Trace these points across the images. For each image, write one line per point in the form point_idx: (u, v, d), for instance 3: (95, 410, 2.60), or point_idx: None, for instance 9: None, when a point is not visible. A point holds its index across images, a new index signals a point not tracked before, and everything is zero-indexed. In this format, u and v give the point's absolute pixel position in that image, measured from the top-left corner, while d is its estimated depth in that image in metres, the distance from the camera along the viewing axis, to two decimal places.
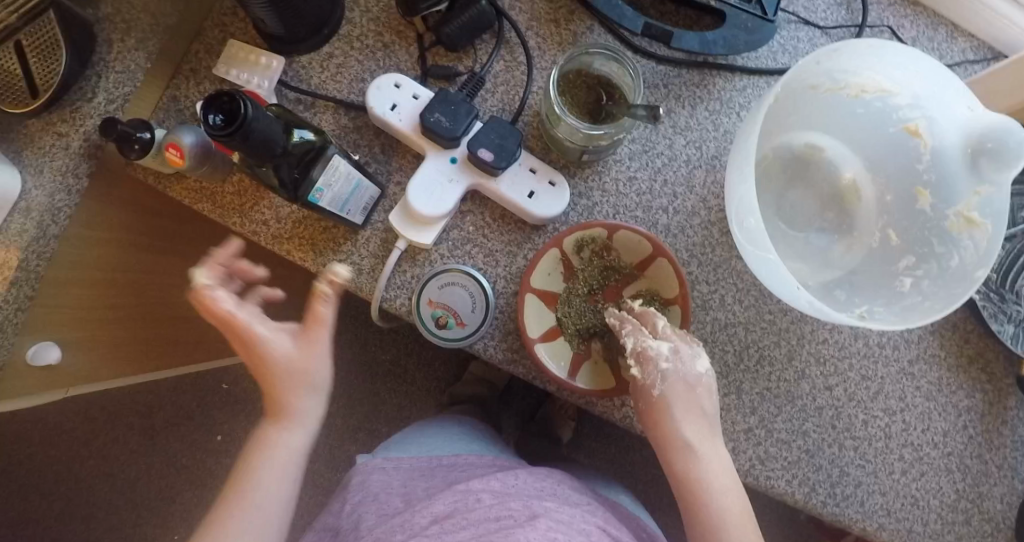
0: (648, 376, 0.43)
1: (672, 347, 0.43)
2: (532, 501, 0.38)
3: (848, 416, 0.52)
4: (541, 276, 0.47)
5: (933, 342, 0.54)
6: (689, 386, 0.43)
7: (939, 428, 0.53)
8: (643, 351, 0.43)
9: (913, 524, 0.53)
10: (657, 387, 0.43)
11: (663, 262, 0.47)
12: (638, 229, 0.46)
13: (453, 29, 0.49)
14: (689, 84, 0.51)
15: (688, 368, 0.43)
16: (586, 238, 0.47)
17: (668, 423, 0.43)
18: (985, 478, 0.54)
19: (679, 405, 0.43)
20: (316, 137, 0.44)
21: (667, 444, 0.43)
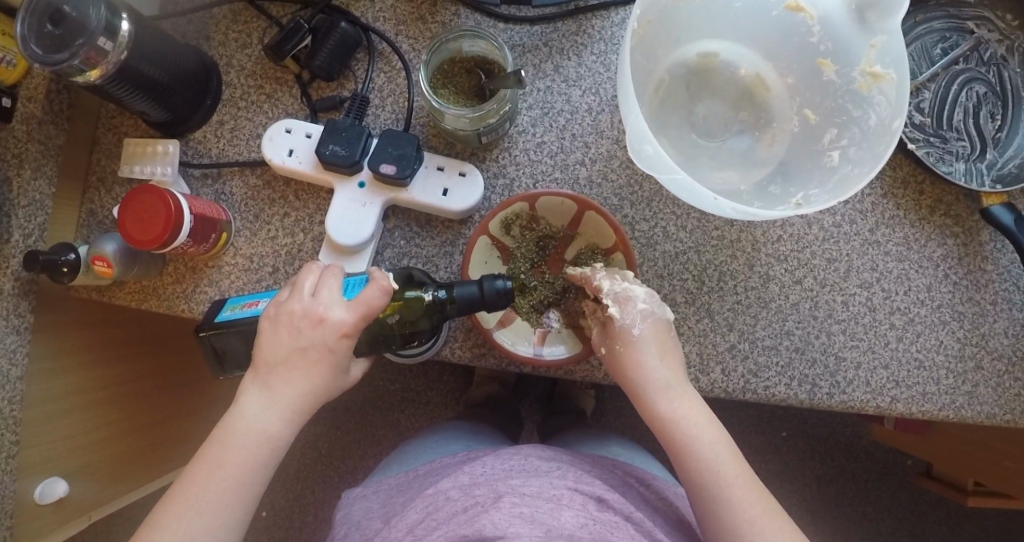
0: (626, 319, 0.42)
1: (648, 293, 0.43)
2: (498, 484, 0.39)
3: (827, 303, 0.52)
4: (479, 265, 0.47)
5: (889, 204, 0.53)
6: (661, 330, 0.43)
7: (921, 285, 0.53)
8: (621, 296, 0.42)
9: (925, 386, 0.52)
10: (635, 328, 0.42)
11: (594, 213, 0.46)
12: (556, 191, 0.46)
13: (323, 60, 0.49)
14: (568, 34, 0.51)
15: (659, 313, 0.43)
16: (509, 216, 0.47)
17: (643, 366, 0.41)
18: (983, 319, 0.53)
19: (654, 346, 0.42)
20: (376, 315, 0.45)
21: (646, 388, 0.41)
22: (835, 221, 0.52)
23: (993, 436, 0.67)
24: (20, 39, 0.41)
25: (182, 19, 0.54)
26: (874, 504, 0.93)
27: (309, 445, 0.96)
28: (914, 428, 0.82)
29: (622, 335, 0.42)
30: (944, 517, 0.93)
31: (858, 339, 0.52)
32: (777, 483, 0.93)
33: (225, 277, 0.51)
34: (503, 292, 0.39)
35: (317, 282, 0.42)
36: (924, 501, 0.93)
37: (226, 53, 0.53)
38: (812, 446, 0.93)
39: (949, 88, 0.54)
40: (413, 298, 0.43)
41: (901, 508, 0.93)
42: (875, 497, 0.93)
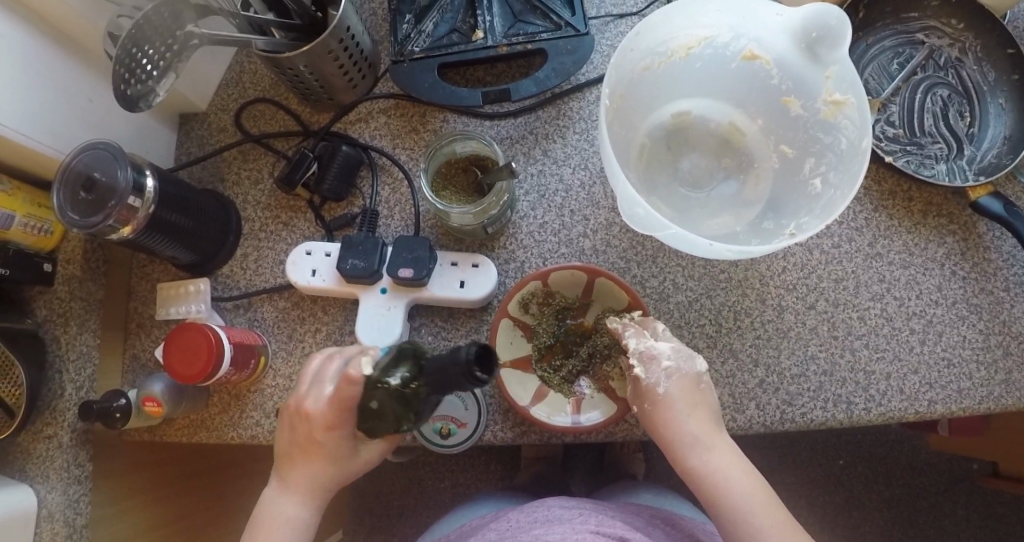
0: (650, 380, 0.44)
1: (671, 347, 0.45)
2: (523, 534, 0.46)
3: (844, 321, 0.53)
4: (505, 345, 0.49)
5: (882, 215, 0.56)
6: (691, 385, 0.44)
7: (931, 286, 0.54)
8: (647, 356, 0.45)
9: (959, 383, 0.52)
10: (662, 386, 0.44)
11: (604, 279, 0.48)
12: (565, 265, 0.49)
13: (331, 183, 0.53)
14: (549, 119, 0.55)
15: (688, 368, 0.45)
16: (524, 295, 0.49)
17: (675, 419, 0.43)
18: (1000, 306, 0.54)
19: (684, 402, 0.43)
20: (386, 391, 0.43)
21: (678, 441, 0.43)
22: (834, 242, 0.54)
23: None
24: (58, 209, 0.45)
25: (197, 166, 0.59)
26: (950, 517, 0.91)
27: None
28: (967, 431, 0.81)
29: (649, 394, 0.44)
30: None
31: (883, 350, 0.53)
32: (845, 512, 0.91)
33: (267, 398, 0.53)
34: (464, 360, 0.30)
35: (319, 371, 0.43)
36: (1000, 501, 0.90)
37: (241, 191, 0.58)
38: (872, 470, 0.92)
39: (914, 97, 0.57)
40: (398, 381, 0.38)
41: (977, 512, 0.91)
42: (948, 510, 0.91)
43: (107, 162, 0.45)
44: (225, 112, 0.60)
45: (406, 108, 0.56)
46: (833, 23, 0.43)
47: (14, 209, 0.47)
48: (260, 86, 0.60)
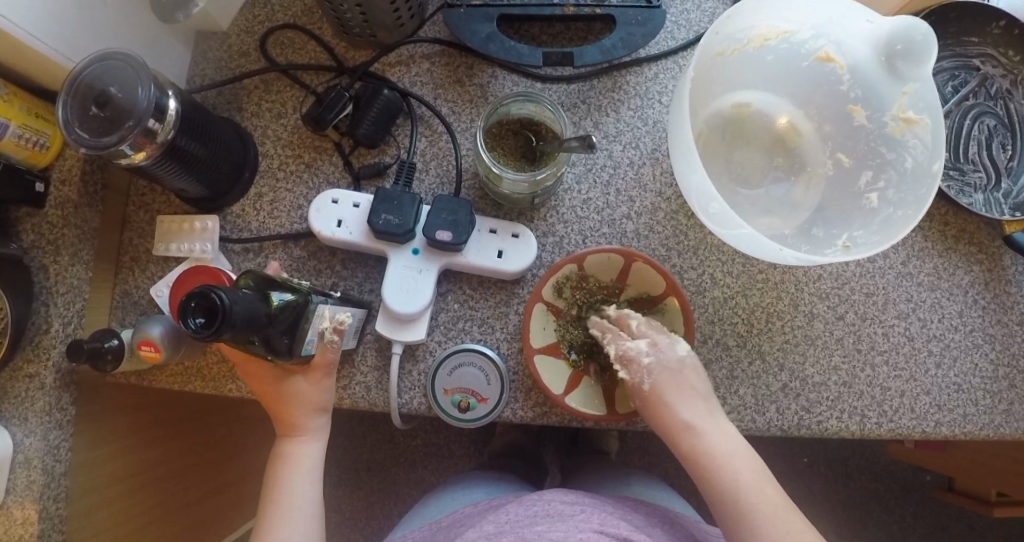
0: (635, 377, 0.44)
1: (649, 341, 0.44)
2: (524, 530, 0.45)
3: (869, 335, 0.53)
4: (539, 331, 0.47)
5: (917, 236, 0.56)
6: (675, 368, 0.43)
7: (953, 312, 0.54)
8: (626, 354, 0.44)
9: (966, 409, 0.53)
10: (647, 382, 0.43)
11: (643, 264, 0.47)
12: (603, 249, 0.47)
13: (367, 128, 0.49)
14: (604, 91, 0.52)
15: (669, 355, 0.43)
16: (558, 280, 0.48)
17: (663, 407, 0.43)
18: (1012, 339, 0.55)
19: (669, 389, 0.43)
20: (295, 295, 0.39)
21: (667, 428, 0.43)
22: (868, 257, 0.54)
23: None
24: (62, 122, 0.40)
25: (212, 91, 0.53)
26: (899, 522, 0.94)
27: (331, 514, 0.94)
28: (939, 451, 0.83)
29: (637, 391, 0.44)
30: (969, 530, 0.94)
31: (901, 370, 0.53)
32: (802, 507, 0.92)
33: None
34: (178, 305, 0.33)
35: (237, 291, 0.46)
36: (948, 515, 0.94)
37: (260, 123, 0.53)
38: (833, 470, 0.93)
39: (962, 122, 0.57)
40: (280, 300, 0.38)
41: (927, 523, 0.94)
42: (898, 515, 0.94)
43: (128, 78, 0.40)
44: (249, 35, 0.54)
45: (452, 57, 0.52)
46: (919, 39, 0.41)
47: (8, 117, 0.41)
48: (291, 10, 0.54)
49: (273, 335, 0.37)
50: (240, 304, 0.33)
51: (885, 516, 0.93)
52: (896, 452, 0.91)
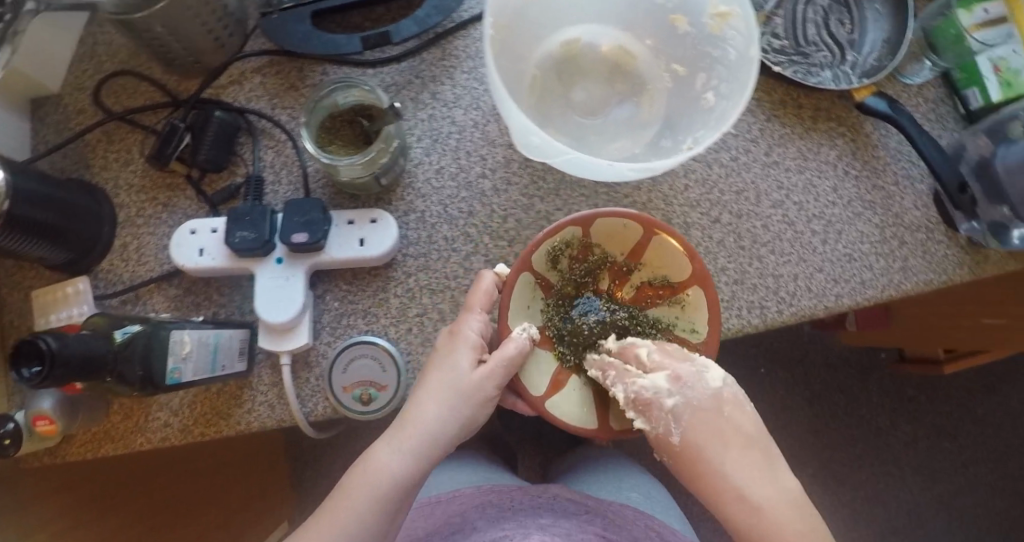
0: (659, 426, 0.45)
1: (668, 379, 0.44)
2: (527, 520, 0.53)
3: (749, 231, 0.52)
4: (523, 308, 0.48)
5: (775, 124, 0.55)
6: (706, 407, 0.44)
7: (828, 188, 0.54)
8: (647, 402, 0.44)
9: (861, 276, 0.54)
10: (674, 432, 0.44)
11: (660, 235, 0.47)
12: (618, 211, 0.46)
13: (207, 152, 0.49)
14: (435, 61, 0.52)
15: (699, 389, 0.44)
16: (561, 241, 0.48)
17: (698, 455, 0.44)
18: (889, 199, 0.56)
19: (714, 448, 0.44)
20: (143, 327, 0.39)
21: (711, 490, 0.44)
22: (731, 152, 0.53)
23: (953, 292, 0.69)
24: None
25: (56, 155, 0.53)
26: (867, 404, 0.94)
27: None
28: (881, 322, 0.84)
29: (661, 440, 0.45)
30: (935, 394, 0.94)
31: (787, 256, 0.53)
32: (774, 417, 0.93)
33: (171, 394, 0.50)
34: (12, 352, 0.34)
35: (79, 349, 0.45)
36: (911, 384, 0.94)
37: (109, 175, 0.52)
38: (794, 373, 0.94)
39: (796, 8, 0.58)
40: (125, 335, 0.38)
41: (892, 395, 0.94)
42: (865, 398, 0.94)
43: None
44: (81, 92, 0.54)
45: (281, 65, 0.52)
46: None
47: None
48: (117, 58, 0.54)
49: (124, 369, 0.38)
50: (71, 343, 0.34)
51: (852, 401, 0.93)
52: (846, 340, 0.91)
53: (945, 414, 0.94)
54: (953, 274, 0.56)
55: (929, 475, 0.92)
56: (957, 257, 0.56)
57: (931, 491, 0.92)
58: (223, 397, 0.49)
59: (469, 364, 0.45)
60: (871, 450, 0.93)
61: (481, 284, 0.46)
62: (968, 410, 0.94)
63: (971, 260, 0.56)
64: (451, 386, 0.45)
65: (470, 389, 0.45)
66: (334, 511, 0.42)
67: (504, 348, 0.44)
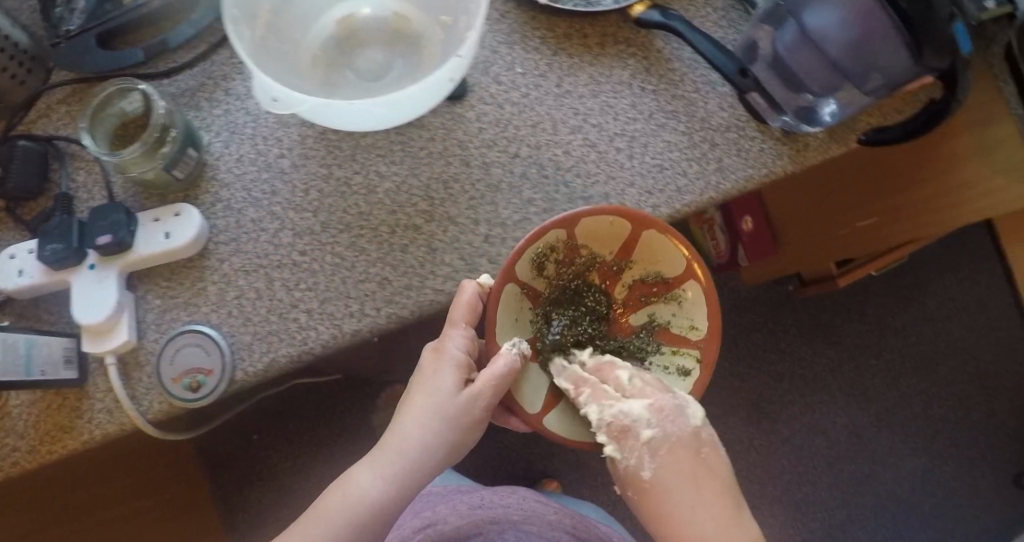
0: (631, 452, 0.51)
1: (648, 407, 0.50)
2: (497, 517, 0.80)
3: (550, 160, 0.53)
4: (508, 319, 0.53)
5: (562, 56, 0.56)
6: (677, 442, 0.51)
7: (626, 106, 0.56)
8: (625, 427, 0.51)
9: (675, 183, 0.55)
10: (647, 471, 0.51)
11: (651, 232, 0.51)
12: (603, 208, 0.49)
13: (15, 180, 0.52)
14: (224, 60, 0.54)
15: (679, 425, 0.51)
16: (546, 247, 0.51)
17: (663, 499, 0.50)
18: (692, 107, 0.57)
19: (672, 486, 0.50)
20: None
21: (664, 519, 0.50)
22: (520, 90, 0.55)
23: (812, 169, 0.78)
24: None
25: None
26: (785, 337, 1.07)
27: None
28: (764, 243, 0.92)
29: (639, 479, 0.51)
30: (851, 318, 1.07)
31: (595, 176, 0.54)
32: None
33: (13, 418, 0.50)
34: None
35: None
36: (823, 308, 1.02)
37: None
38: None
39: None
40: None
41: (806, 323, 1.07)
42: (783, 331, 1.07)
43: None
44: None
45: (83, 92, 0.55)
46: None
47: None
48: None
49: None
50: None
51: (772, 338, 1.06)
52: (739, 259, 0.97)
53: (846, 336, 1.10)
54: (773, 167, 0.57)
55: (862, 395, 1.05)
56: (771, 151, 0.57)
57: (867, 410, 1.05)
58: (63, 410, 0.50)
59: (454, 391, 0.51)
60: (799, 382, 1.06)
61: (461, 299, 0.48)
62: (889, 326, 1.06)
63: (783, 150, 0.58)
64: (439, 405, 0.50)
65: (455, 413, 0.50)
66: (313, 517, 0.49)
67: (487, 368, 0.50)
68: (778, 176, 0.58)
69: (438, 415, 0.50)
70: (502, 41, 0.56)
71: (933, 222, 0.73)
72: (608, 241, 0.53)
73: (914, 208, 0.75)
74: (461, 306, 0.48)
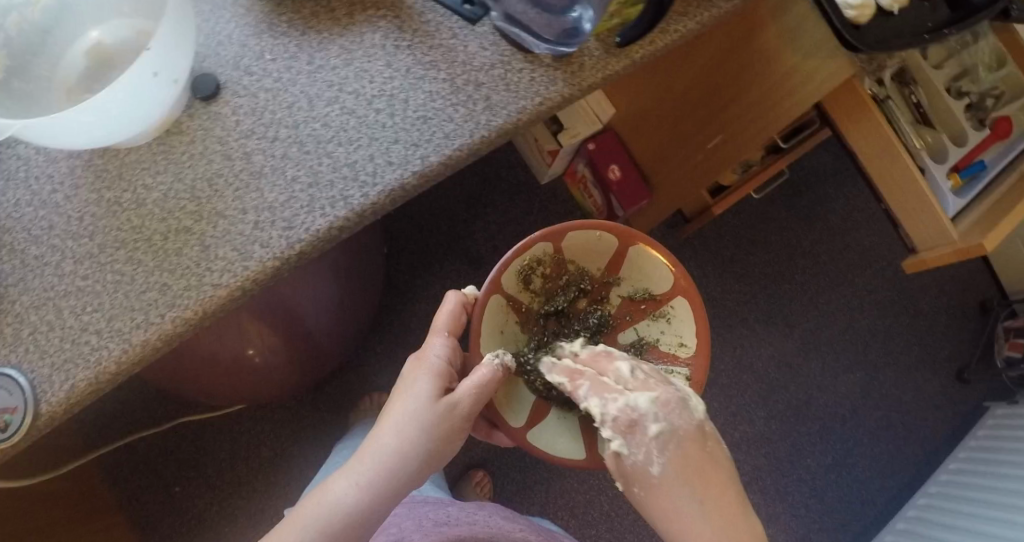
0: (641, 456, 0.62)
1: (651, 399, 0.61)
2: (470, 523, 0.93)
3: (309, 135, 0.54)
4: (496, 328, 0.72)
5: (312, 37, 0.57)
6: (697, 447, 0.62)
7: (381, 68, 0.56)
8: (631, 416, 0.61)
9: (440, 130, 0.54)
10: (658, 470, 0.62)
11: (606, 233, 0.70)
12: (571, 223, 0.69)
13: None
14: None
15: (682, 425, 0.62)
16: (532, 262, 0.71)
17: (669, 497, 0.62)
18: (450, 54, 0.57)
19: (675, 485, 0.62)
20: None
21: (662, 511, 0.62)
22: (272, 76, 0.55)
23: (653, 102, 1.03)
24: None
25: None
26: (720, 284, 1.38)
27: None
28: (635, 189, 1.10)
29: (640, 478, 0.63)
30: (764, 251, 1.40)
31: (357, 142, 0.53)
32: None
33: None
34: None
35: None
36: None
37: None
38: None
39: None
40: None
41: (717, 263, 1.38)
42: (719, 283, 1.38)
43: None
44: None
45: None
46: None
47: None
48: None
49: None
50: None
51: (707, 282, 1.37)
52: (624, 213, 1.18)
53: (729, 260, 1.38)
54: (546, 95, 0.56)
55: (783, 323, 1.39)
56: (541, 77, 0.56)
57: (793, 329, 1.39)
58: None
59: (432, 401, 0.62)
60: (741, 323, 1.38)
61: (444, 311, 0.67)
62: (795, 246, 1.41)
63: (552, 74, 0.57)
64: (416, 407, 0.61)
65: (433, 419, 0.61)
66: (297, 522, 0.58)
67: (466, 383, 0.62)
68: (556, 102, 0.57)
69: (418, 426, 0.61)
70: (250, 35, 0.57)
71: (772, 113, 0.88)
72: (594, 258, 0.74)
73: (744, 124, 0.93)
74: (484, 371, 0.62)
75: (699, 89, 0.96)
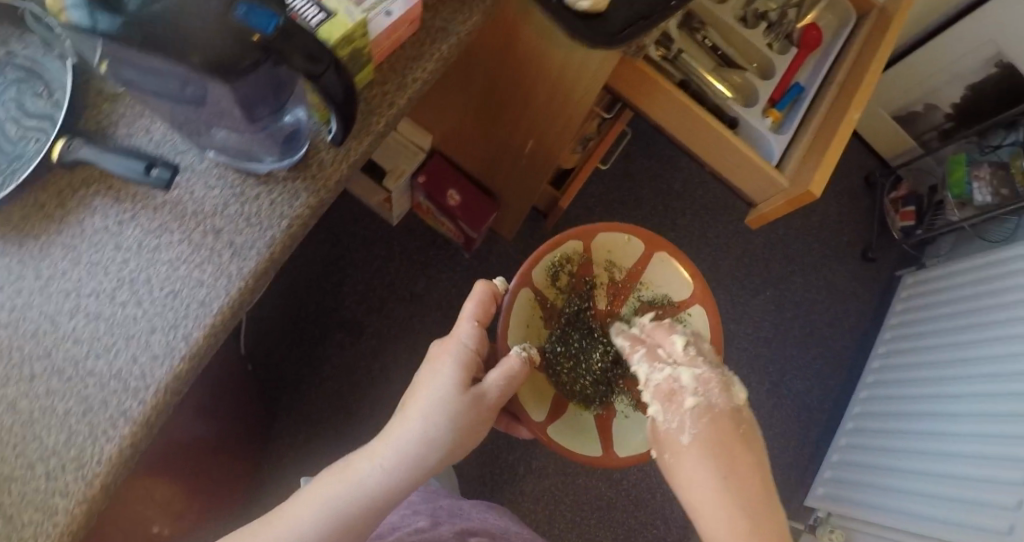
0: (670, 418, 0.46)
1: (695, 376, 0.47)
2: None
3: (59, 357, 0.36)
4: (523, 321, 0.59)
5: None
6: (727, 414, 0.45)
7: (90, 261, 0.37)
8: (670, 388, 0.47)
9: (190, 305, 0.37)
10: (687, 435, 0.44)
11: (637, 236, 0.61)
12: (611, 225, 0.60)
13: None
14: None
15: (717, 397, 0.46)
16: (563, 258, 0.61)
17: (685, 459, 0.44)
18: (170, 204, 0.39)
19: (707, 451, 0.43)
20: None
21: (677, 478, 0.44)
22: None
23: (454, 115, 0.79)
24: None
25: None
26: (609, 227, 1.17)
27: None
28: (481, 208, 0.89)
29: (668, 441, 0.45)
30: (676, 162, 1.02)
31: (114, 350, 0.36)
32: None
33: None
34: None
35: None
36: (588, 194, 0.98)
37: None
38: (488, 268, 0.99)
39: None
40: None
41: None
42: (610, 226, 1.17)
43: None
44: None
45: None
46: None
47: None
48: None
49: None
50: None
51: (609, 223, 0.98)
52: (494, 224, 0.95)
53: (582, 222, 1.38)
54: (294, 213, 0.40)
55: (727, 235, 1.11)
56: (281, 198, 0.40)
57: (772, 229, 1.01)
58: None
59: (459, 390, 0.45)
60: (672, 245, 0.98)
61: (476, 296, 0.52)
62: None
63: (296, 186, 0.41)
64: (437, 402, 0.45)
65: (462, 427, 0.44)
66: (281, 517, 0.39)
67: (492, 374, 0.47)
68: (307, 217, 0.41)
69: (425, 434, 0.43)
70: None
71: (551, 138, 0.71)
72: (616, 255, 0.63)
73: (547, 128, 0.70)
74: (510, 367, 0.48)
75: (488, 114, 0.75)
